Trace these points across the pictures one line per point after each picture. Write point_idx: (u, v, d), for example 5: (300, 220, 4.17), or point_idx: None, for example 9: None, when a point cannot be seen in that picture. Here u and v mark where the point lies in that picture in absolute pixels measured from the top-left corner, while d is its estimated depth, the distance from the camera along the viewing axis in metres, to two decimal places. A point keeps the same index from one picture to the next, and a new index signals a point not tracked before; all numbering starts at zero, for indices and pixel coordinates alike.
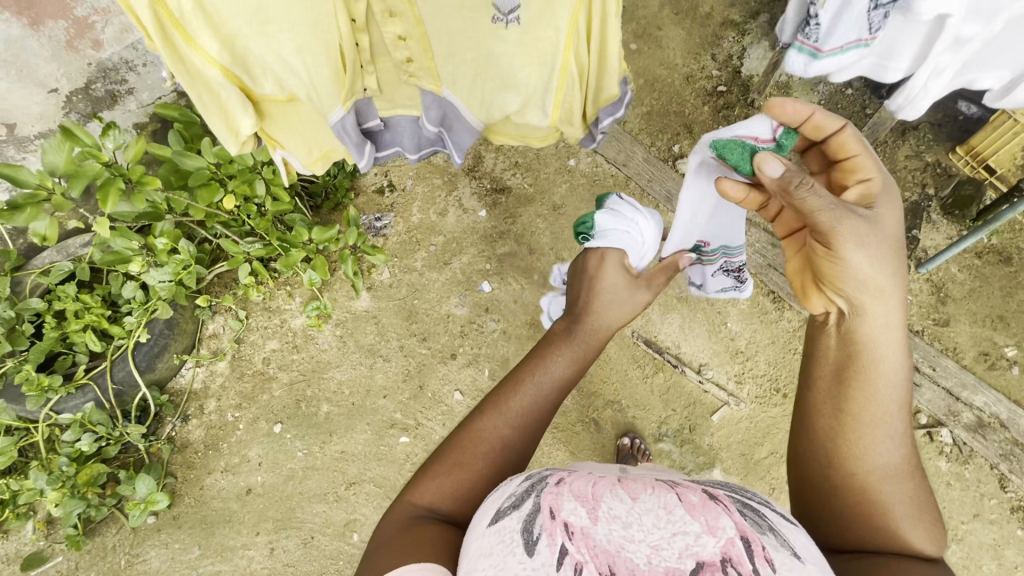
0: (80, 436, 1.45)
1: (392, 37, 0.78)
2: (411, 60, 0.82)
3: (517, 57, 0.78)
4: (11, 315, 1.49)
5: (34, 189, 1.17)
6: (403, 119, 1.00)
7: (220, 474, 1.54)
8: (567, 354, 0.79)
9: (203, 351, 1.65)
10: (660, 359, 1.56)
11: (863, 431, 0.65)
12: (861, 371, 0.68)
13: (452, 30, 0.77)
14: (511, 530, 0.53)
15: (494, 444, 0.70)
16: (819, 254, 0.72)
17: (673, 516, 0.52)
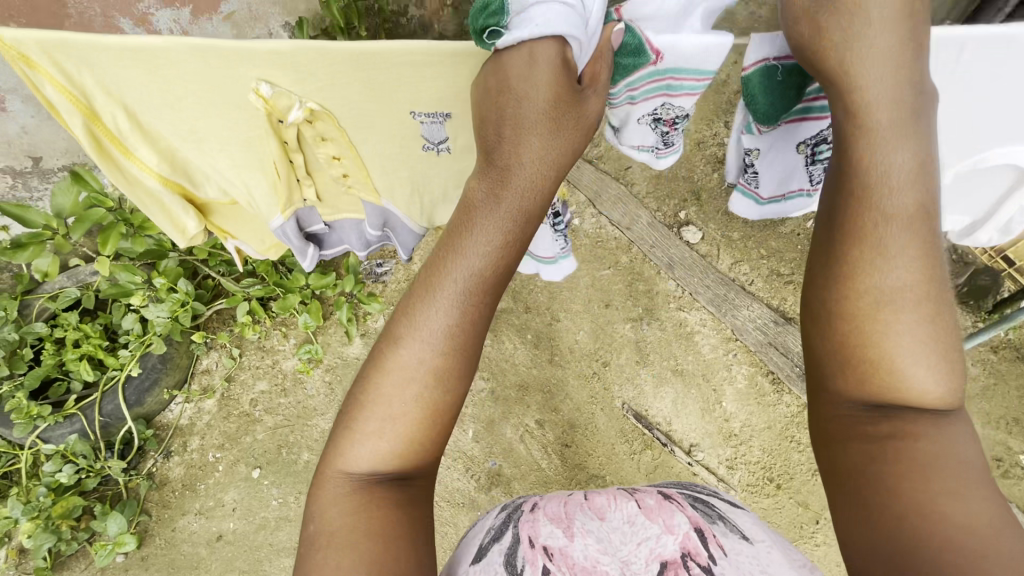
0: (61, 467, 1.46)
1: (328, 159, 0.89)
2: (346, 174, 0.93)
3: (439, 167, 0.94)
4: (14, 338, 1.54)
5: (39, 228, 1.23)
6: (346, 222, 1.09)
7: (193, 516, 1.53)
8: (487, 233, 0.55)
9: (193, 387, 1.66)
10: (649, 436, 1.50)
11: (861, 254, 0.50)
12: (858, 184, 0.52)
13: (386, 153, 0.89)
14: (493, 563, 0.52)
15: (416, 361, 0.54)
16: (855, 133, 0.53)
17: (635, 526, 0.54)
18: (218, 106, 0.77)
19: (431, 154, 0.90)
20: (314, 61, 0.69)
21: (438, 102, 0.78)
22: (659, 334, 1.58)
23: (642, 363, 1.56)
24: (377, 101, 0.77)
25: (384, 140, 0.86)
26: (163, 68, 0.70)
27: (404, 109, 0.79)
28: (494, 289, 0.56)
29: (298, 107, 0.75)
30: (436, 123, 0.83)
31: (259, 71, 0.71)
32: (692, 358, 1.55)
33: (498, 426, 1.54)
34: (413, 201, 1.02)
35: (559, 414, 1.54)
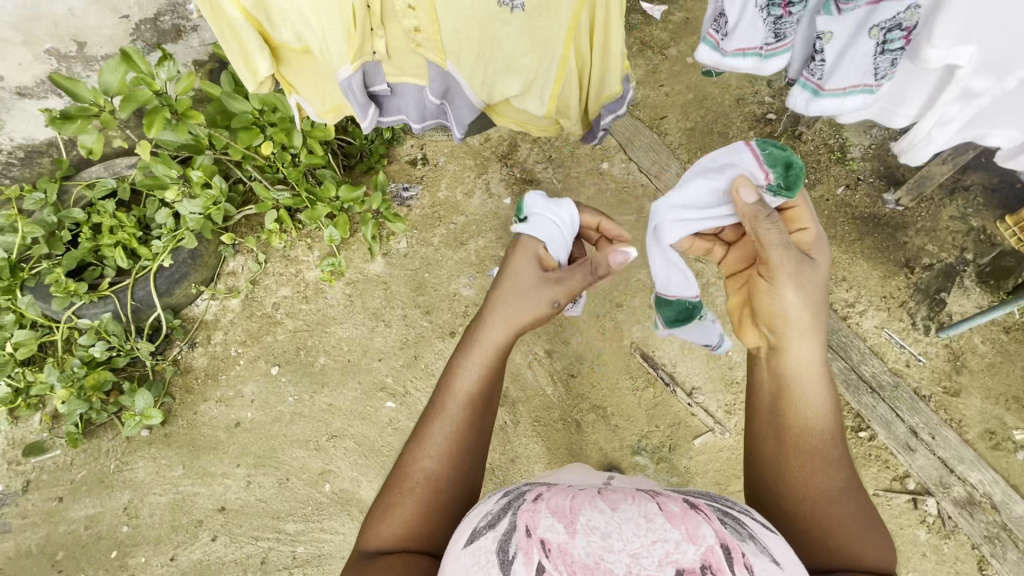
0: (94, 342, 1.55)
1: (404, 6, 0.92)
2: (419, 28, 0.96)
3: (522, 45, 0.97)
4: (53, 220, 1.59)
5: (87, 104, 1.27)
6: (407, 87, 1.14)
7: (214, 403, 1.62)
8: (472, 365, 0.69)
9: (219, 286, 1.73)
10: (653, 374, 1.55)
11: (803, 466, 0.63)
12: (785, 400, 0.66)
13: (461, 19, 0.93)
14: (486, 551, 0.49)
15: (429, 476, 0.65)
16: (757, 290, 0.72)
17: (652, 525, 0.49)
18: None
19: (505, 13, 0.92)
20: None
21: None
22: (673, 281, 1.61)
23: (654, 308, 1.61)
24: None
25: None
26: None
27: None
28: (480, 409, 0.68)
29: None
30: None
31: None
32: None
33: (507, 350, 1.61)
34: (477, 72, 1.03)
35: (568, 345, 1.60)
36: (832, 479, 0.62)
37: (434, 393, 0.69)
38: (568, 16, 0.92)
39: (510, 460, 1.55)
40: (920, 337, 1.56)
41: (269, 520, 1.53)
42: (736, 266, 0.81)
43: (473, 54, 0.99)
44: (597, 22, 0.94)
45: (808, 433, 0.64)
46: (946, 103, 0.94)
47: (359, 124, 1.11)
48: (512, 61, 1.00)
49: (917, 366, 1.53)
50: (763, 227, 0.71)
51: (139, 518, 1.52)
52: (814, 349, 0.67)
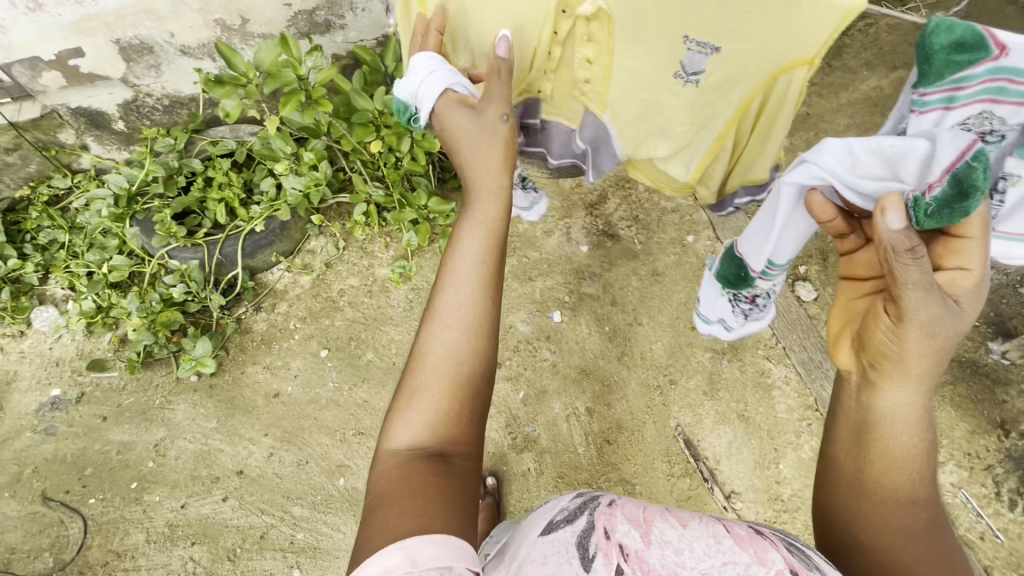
0: (176, 283, 1.65)
1: (581, 60, 0.89)
2: (589, 81, 0.92)
3: (685, 116, 0.92)
4: (174, 165, 1.74)
5: (238, 74, 1.38)
6: (559, 126, 1.07)
7: (261, 368, 1.68)
8: (473, 226, 0.70)
9: (296, 260, 1.81)
10: (692, 465, 1.48)
11: (884, 502, 0.59)
12: (869, 436, 0.61)
13: (637, 80, 0.89)
14: (568, 542, 0.59)
15: (447, 352, 0.65)
16: (876, 320, 0.62)
17: (722, 547, 0.58)
18: None
19: (678, 85, 0.87)
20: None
21: (716, 27, 0.76)
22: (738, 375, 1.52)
23: (709, 395, 1.56)
24: (662, 15, 0.78)
25: (647, 57, 0.85)
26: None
27: (681, 29, 0.79)
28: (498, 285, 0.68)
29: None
30: (701, 53, 0.80)
31: None
32: (762, 410, 1.53)
33: (548, 398, 1.59)
34: (633, 128, 0.98)
35: (610, 410, 1.56)
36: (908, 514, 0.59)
37: (444, 258, 0.70)
38: (737, 99, 0.85)
39: (523, 509, 1.50)
40: (1002, 510, 1.40)
41: (279, 498, 1.54)
42: (859, 270, 0.72)
43: (633, 116, 0.95)
44: (765, 112, 0.85)
45: (896, 471, 0.59)
46: None
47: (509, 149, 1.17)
48: (667, 129, 0.96)
49: (993, 542, 1.37)
50: (897, 263, 0.59)
51: (166, 458, 1.58)
52: (919, 392, 0.59)
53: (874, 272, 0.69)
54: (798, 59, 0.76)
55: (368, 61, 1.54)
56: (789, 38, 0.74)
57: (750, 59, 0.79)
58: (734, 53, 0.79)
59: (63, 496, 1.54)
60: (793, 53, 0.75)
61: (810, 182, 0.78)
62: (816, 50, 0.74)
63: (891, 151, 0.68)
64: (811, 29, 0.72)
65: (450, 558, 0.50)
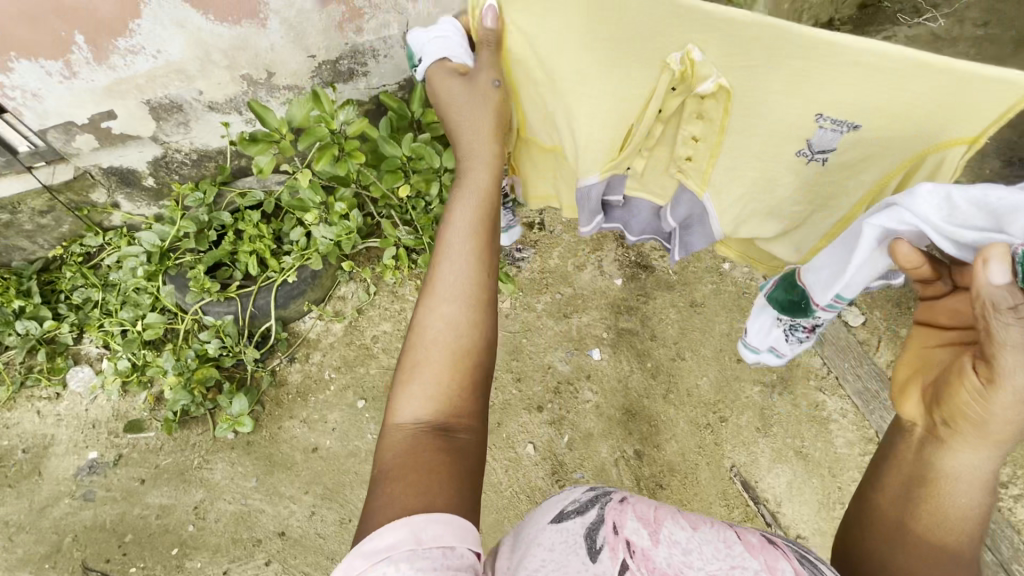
0: (211, 339, 1.65)
1: (687, 138, 0.96)
2: (690, 158, 0.99)
3: (796, 189, 0.95)
4: (205, 219, 1.75)
5: (271, 131, 1.39)
6: (641, 203, 1.18)
7: (298, 422, 1.66)
8: (466, 204, 0.77)
9: (327, 307, 1.80)
10: (752, 508, 1.44)
11: (926, 551, 0.58)
12: (924, 487, 0.60)
13: (749, 149, 0.93)
14: (573, 532, 0.56)
15: (446, 325, 0.68)
16: (957, 376, 0.60)
17: (732, 551, 0.55)
18: (633, 65, 0.88)
19: (800, 160, 0.91)
20: (760, 35, 0.76)
21: (858, 111, 0.80)
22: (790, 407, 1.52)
23: (762, 432, 1.50)
24: (793, 92, 0.81)
25: (765, 129, 0.88)
26: (610, 13, 0.83)
27: (817, 108, 0.82)
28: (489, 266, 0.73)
29: (713, 78, 0.83)
30: (835, 132, 0.84)
31: (698, 36, 0.80)
32: (820, 446, 1.47)
33: (594, 441, 1.56)
34: (735, 206, 1.02)
35: (661, 452, 1.52)
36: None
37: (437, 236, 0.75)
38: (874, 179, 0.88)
39: None
40: None
41: (324, 559, 1.52)
42: (937, 317, 0.68)
43: (740, 192, 0.99)
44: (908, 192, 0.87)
45: (942, 525, 0.59)
46: None
47: (581, 228, 1.18)
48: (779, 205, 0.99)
49: None
50: (998, 322, 0.56)
51: (205, 521, 1.55)
52: (991, 458, 0.58)
53: (956, 323, 0.66)
54: (955, 139, 0.77)
55: (394, 108, 1.51)
56: (946, 118, 0.75)
57: (893, 140, 0.81)
58: (867, 139, 0.83)
59: (105, 565, 1.53)
60: (943, 135, 0.77)
61: (897, 227, 0.74)
62: (982, 129, 0.74)
63: (999, 205, 0.66)
64: (973, 108, 0.73)
65: (452, 539, 0.52)
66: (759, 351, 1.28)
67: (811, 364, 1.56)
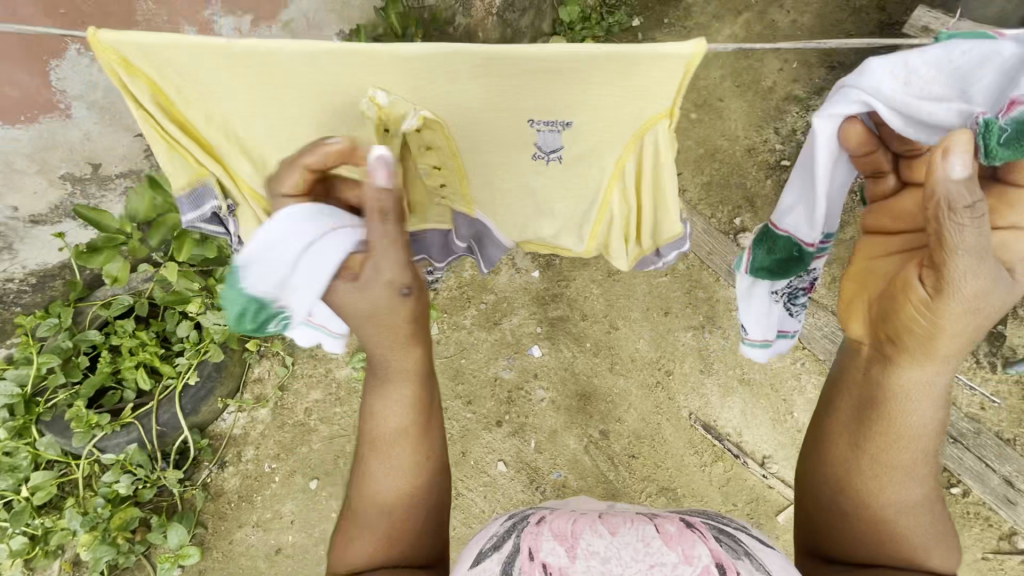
0: (120, 477, 1.44)
1: (431, 168, 0.91)
2: (444, 184, 0.95)
3: (553, 188, 0.94)
4: (68, 346, 1.47)
5: (112, 234, 1.22)
6: (432, 234, 1.09)
7: (250, 528, 1.53)
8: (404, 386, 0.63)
9: (246, 396, 1.64)
10: (719, 447, 1.51)
11: (878, 469, 0.59)
12: (879, 410, 0.59)
13: (490, 168, 0.91)
14: (491, 572, 0.52)
15: (383, 502, 0.62)
16: (904, 295, 0.58)
17: (650, 549, 0.51)
18: (325, 113, 0.80)
19: (540, 165, 0.90)
20: (437, 61, 0.72)
21: (562, 110, 0.79)
22: (719, 344, 1.59)
23: (706, 373, 1.57)
24: (492, 109, 0.80)
25: (491, 141, 0.86)
26: (278, 76, 0.74)
27: (524, 116, 0.81)
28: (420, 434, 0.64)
29: (412, 115, 0.76)
30: (553, 132, 0.83)
31: (376, 76, 0.74)
32: (759, 368, 1.56)
33: (561, 436, 1.55)
34: (509, 212, 1.01)
35: (623, 424, 1.55)
36: (915, 490, 0.59)
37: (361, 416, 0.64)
38: (610, 167, 0.87)
39: None
40: (988, 375, 1.50)
41: None
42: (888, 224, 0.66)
43: (504, 203, 0.99)
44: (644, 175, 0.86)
45: (896, 445, 0.59)
46: None
47: None
48: (547, 206, 0.98)
49: (993, 408, 1.47)
50: (952, 225, 0.52)
51: None
52: (941, 373, 0.58)
53: (906, 226, 0.64)
54: (655, 116, 0.77)
55: None
56: (642, 96, 0.75)
57: (603, 125, 0.81)
58: (584, 128, 0.82)
59: None
60: (651, 108, 0.76)
61: (847, 108, 0.69)
62: (670, 102, 0.75)
63: (962, 62, 0.64)
64: (657, 84, 0.73)
65: None
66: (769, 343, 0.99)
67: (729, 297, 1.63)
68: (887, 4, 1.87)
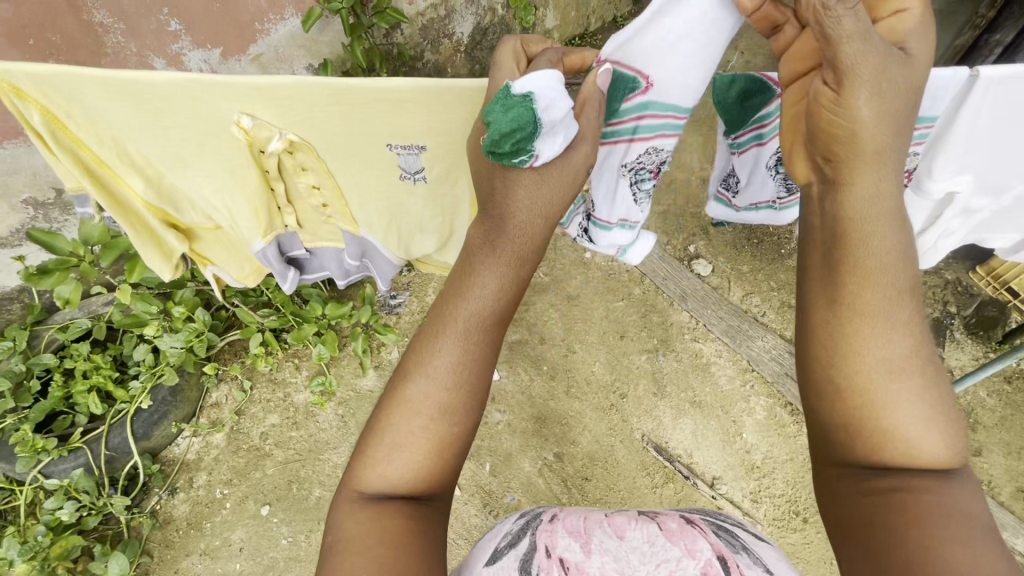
0: (63, 504, 1.41)
1: (309, 189, 0.98)
2: (326, 204, 1.02)
3: (422, 202, 1.03)
4: (21, 369, 1.44)
5: (65, 256, 1.26)
6: (326, 250, 1.20)
7: (198, 557, 1.51)
8: (490, 277, 0.65)
9: (201, 421, 1.63)
10: (671, 468, 1.53)
11: (856, 322, 0.54)
12: (841, 248, 0.56)
13: (366, 188, 0.99)
14: (508, 568, 0.55)
15: (430, 401, 0.60)
16: (819, 101, 0.59)
17: (655, 548, 0.54)
18: (202, 135, 0.84)
19: (409, 184, 0.98)
20: (295, 95, 0.75)
21: (414, 135, 0.85)
22: (674, 366, 1.62)
23: (659, 396, 1.60)
24: (357, 133, 0.84)
25: (362, 163, 0.92)
26: (153, 101, 0.76)
27: (382, 141, 0.86)
28: (485, 340, 0.63)
29: (278, 138, 0.82)
30: (411, 155, 0.90)
31: (241, 104, 0.77)
32: (709, 390, 1.60)
33: (516, 459, 1.56)
34: (389, 231, 1.11)
35: (577, 446, 1.56)
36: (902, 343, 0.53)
37: (442, 303, 0.65)
38: (465, 182, 0.99)
39: None
40: None
41: None
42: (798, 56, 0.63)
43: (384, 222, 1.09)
44: None
45: (867, 285, 0.54)
46: (948, 219, 0.98)
47: (280, 288, 1.20)
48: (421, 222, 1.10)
49: None
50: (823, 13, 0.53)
51: None
52: (884, 182, 0.57)
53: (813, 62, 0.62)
54: None
55: None
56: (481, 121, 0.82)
57: (455, 149, 0.89)
58: (438, 150, 0.89)
59: None
60: None
61: None
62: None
63: None
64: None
65: None
66: (610, 228, 0.96)
67: (681, 320, 1.67)
68: None
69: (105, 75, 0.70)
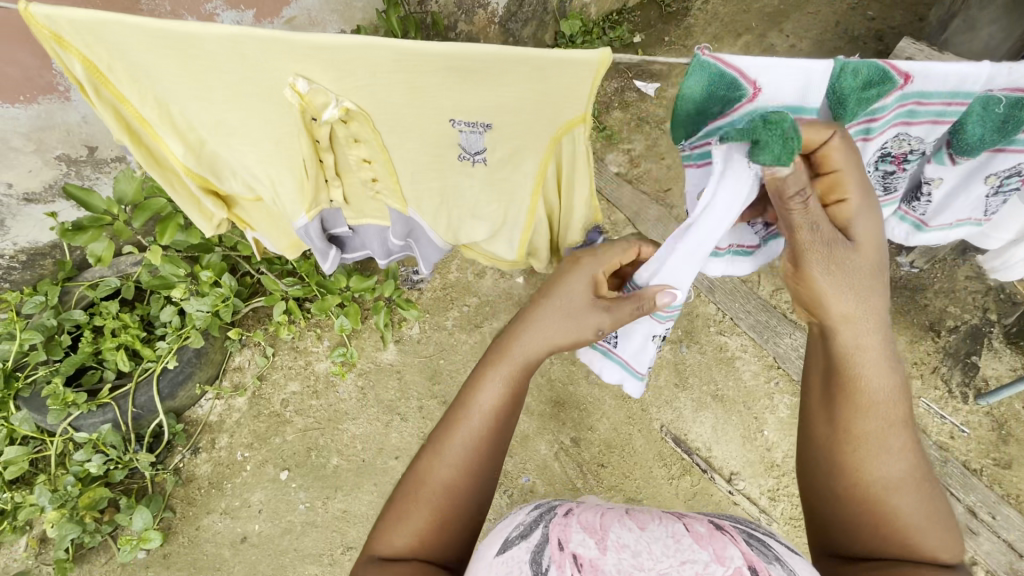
0: (91, 456, 1.45)
1: (360, 161, 0.95)
2: (376, 178, 0.99)
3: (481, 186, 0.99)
4: (52, 324, 1.47)
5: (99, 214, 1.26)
6: (369, 228, 1.17)
7: (218, 515, 1.55)
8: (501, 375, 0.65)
9: (225, 384, 1.65)
10: (688, 461, 1.52)
11: (853, 447, 0.56)
12: (837, 382, 0.57)
13: (420, 168, 0.96)
14: (519, 559, 0.53)
15: (440, 486, 0.60)
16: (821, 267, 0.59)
17: (680, 546, 0.52)
18: (252, 97, 0.82)
19: (467, 165, 0.94)
20: (357, 58, 0.74)
21: (479, 113, 0.84)
22: (698, 358, 1.60)
23: (681, 387, 1.58)
24: (418, 104, 0.82)
25: (416, 137, 0.89)
26: (202, 58, 0.75)
27: (445, 116, 0.85)
28: (503, 433, 0.64)
29: (333, 105, 0.80)
30: (475, 133, 0.88)
31: (297, 65, 0.75)
32: (733, 384, 1.57)
33: (533, 442, 1.56)
34: (440, 214, 1.07)
35: (595, 433, 1.56)
36: (904, 461, 0.56)
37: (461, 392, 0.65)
38: (532, 169, 0.93)
39: None
40: (960, 406, 1.53)
41: None
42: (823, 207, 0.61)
43: (436, 203, 1.04)
44: (565, 171, 0.93)
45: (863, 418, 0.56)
46: None
47: (319, 265, 1.18)
48: (477, 209, 1.05)
49: (962, 437, 1.50)
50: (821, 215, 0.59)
51: None
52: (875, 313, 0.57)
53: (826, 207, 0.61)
54: (570, 122, 0.83)
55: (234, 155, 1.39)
56: (555, 102, 0.80)
57: (524, 130, 0.86)
58: (505, 128, 0.86)
59: None
60: (564, 116, 0.82)
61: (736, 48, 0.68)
62: (584, 109, 0.80)
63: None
64: (571, 87, 0.77)
65: None
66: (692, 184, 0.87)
67: (707, 313, 1.63)
68: (885, 35, 1.91)
69: (158, 25, 0.70)
